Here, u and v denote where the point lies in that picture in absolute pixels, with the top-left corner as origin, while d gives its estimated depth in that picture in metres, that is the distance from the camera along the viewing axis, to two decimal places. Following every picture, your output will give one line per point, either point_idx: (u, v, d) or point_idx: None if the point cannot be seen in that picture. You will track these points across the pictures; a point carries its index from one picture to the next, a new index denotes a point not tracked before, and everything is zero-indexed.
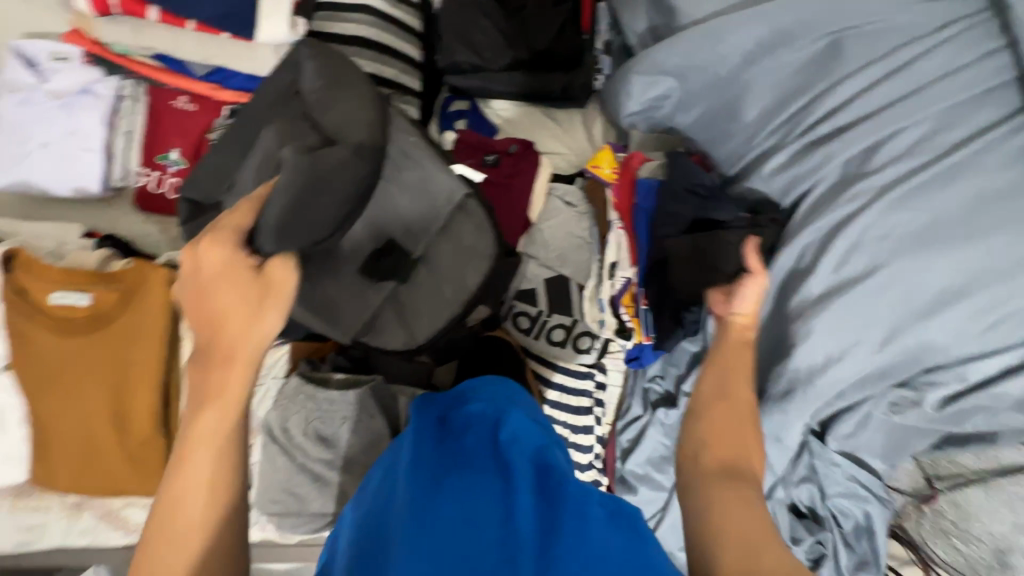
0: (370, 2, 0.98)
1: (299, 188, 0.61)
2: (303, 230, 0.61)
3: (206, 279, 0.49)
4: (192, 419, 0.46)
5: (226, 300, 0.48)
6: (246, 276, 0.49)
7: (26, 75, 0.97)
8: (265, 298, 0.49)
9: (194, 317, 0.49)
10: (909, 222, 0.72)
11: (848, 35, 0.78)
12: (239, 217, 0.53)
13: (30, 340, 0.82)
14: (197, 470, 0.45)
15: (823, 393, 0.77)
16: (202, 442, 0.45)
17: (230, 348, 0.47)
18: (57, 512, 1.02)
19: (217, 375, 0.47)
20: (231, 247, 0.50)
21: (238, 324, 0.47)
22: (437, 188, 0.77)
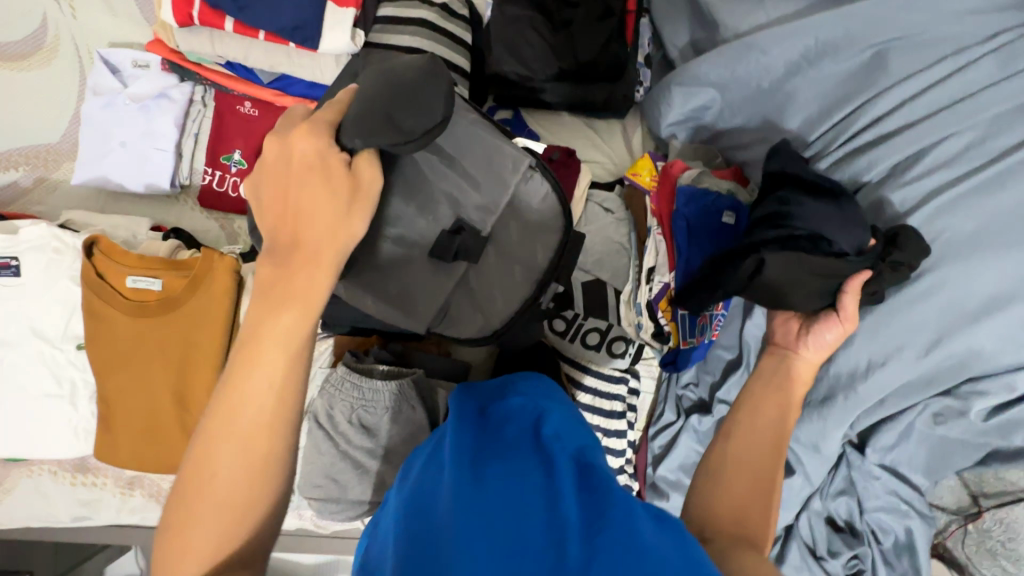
0: (424, 16, 1.03)
1: (380, 92, 0.52)
2: (391, 131, 0.51)
3: (294, 169, 0.48)
4: (266, 318, 0.47)
5: (313, 199, 0.47)
6: (334, 175, 0.48)
7: (110, 81, 1.06)
8: (351, 201, 0.49)
9: (275, 210, 0.48)
10: (957, 228, 0.72)
11: (893, 46, 0.79)
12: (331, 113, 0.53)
13: (104, 320, 0.89)
14: (268, 370, 0.46)
15: (866, 399, 0.78)
16: (275, 342, 0.46)
17: (311, 249, 0.47)
18: (111, 490, 1.07)
19: (300, 272, 0.46)
20: (324, 142, 0.49)
21: (323, 224, 0.47)
22: (500, 162, 0.78)
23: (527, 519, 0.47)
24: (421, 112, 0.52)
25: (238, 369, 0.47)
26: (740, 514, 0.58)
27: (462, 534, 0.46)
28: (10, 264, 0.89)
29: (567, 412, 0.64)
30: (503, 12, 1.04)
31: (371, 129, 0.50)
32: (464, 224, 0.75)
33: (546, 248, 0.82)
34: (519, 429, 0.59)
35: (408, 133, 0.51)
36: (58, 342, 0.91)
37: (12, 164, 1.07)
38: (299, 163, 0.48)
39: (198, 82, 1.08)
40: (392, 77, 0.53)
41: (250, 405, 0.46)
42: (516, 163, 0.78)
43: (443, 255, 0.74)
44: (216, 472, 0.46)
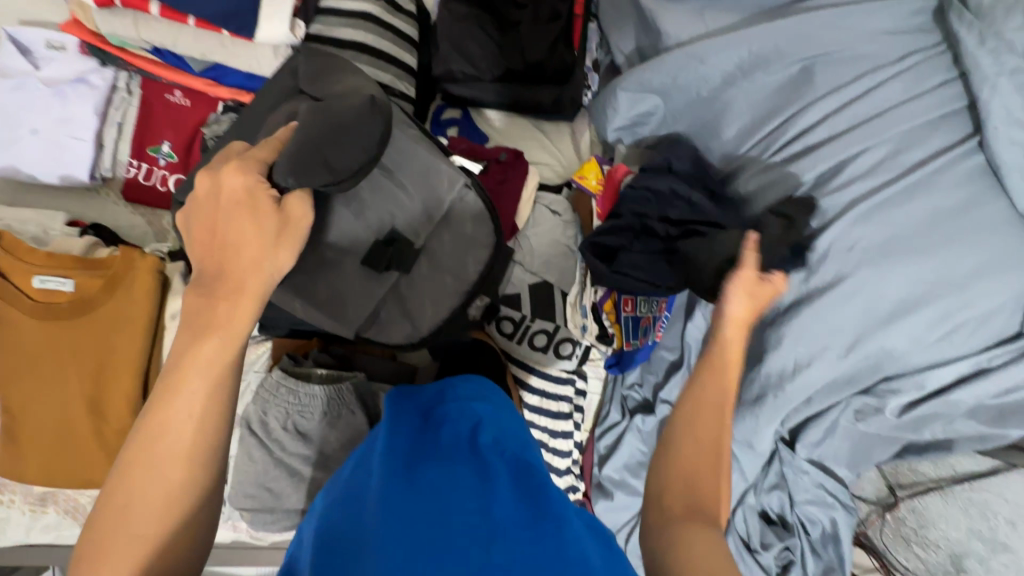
0: (369, 8, 1.01)
1: (315, 131, 0.58)
2: (322, 170, 0.55)
3: (224, 205, 0.48)
4: (189, 348, 0.45)
5: (241, 231, 0.47)
6: (264, 209, 0.49)
7: (19, 62, 0.97)
8: (282, 234, 0.49)
9: (204, 241, 0.48)
10: (874, 235, 0.76)
11: (820, 62, 0.83)
12: (265, 151, 0.53)
13: (6, 323, 0.81)
14: (189, 400, 0.45)
15: (794, 398, 0.81)
16: (198, 372, 0.45)
17: (239, 280, 0.46)
18: (19, 507, 0.99)
19: (225, 304, 0.46)
20: (253, 178, 0.49)
21: (250, 256, 0.47)
22: (437, 177, 0.78)
23: (452, 514, 0.49)
24: (350, 155, 0.59)
25: (158, 401, 0.45)
26: (694, 494, 0.57)
27: (384, 528, 0.48)
28: None
29: (502, 415, 0.68)
30: (451, 10, 1.03)
31: (303, 168, 0.53)
32: (397, 235, 0.76)
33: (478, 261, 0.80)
34: (454, 432, 0.62)
35: (337, 173, 0.57)
36: None
37: None
38: (227, 196, 0.48)
39: (121, 67, 1.00)
40: (330, 116, 0.61)
41: (167, 438, 0.44)
42: (452, 180, 0.78)
43: (375, 262, 0.74)
44: (131, 511, 0.43)
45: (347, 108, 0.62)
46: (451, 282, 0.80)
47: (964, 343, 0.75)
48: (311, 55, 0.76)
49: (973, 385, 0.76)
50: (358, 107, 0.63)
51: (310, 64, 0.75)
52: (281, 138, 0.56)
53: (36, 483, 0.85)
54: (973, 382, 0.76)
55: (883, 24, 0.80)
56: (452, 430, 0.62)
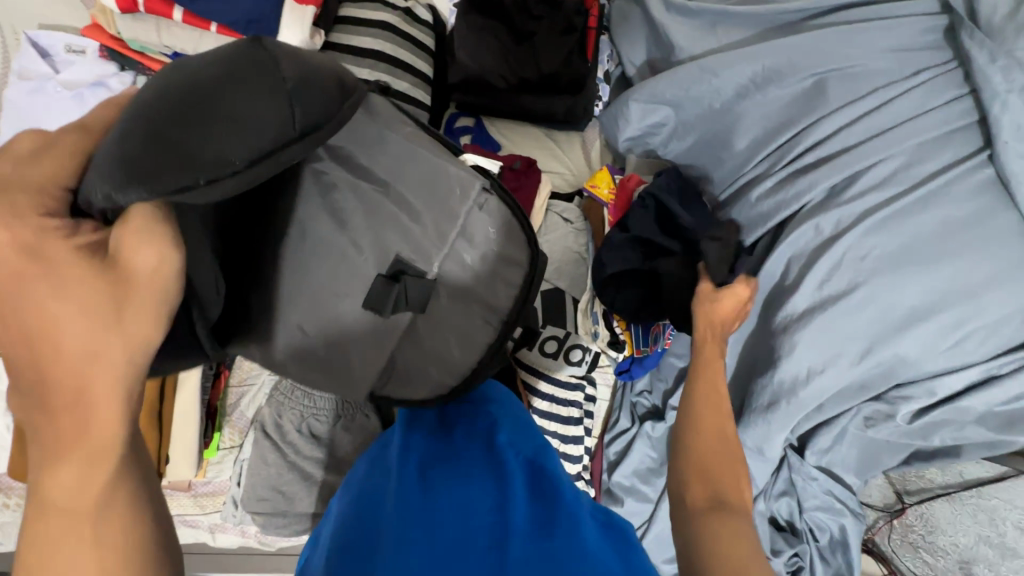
0: (385, 17, 1.03)
1: (183, 105, 0.43)
2: (183, 168, 0.41)
3: (3, 275, 0.34)
4: (43, 485, 0.34)
5: (48, 311, 0.34)
6: (82, 272, 0.35)
7: (39, 65, 0.98)
8: (118, 296, 0.36)
9: (1, 338, 0.34)
10: (886, 245, 0.78)
11: (832, 77, 0.85)
12: (47, 161, 0.40)
13: None
14: (74, 550, 0.33)
15: (805, 405, 0.82)
16: (72, 503, 0.34)
17: (74, 371, 0.34)
18: (25, 511, 0.98)
19: (70, 411, 0.34)
20: (41, 227, 0.35)
21: (78, 337, 0.34)
22: (446, 185, 0.68)
23: (471, 515, 0.49)
24: (231, 139, 0.43)
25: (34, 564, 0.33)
26: (714, 487, 0.60)
27: (398, 530, 0.48)
28: None
29: (514, 415, 0.69)
30: (467, 20, 1.05)
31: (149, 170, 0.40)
32: (404, 267, 0.68)
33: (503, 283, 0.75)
34: (472, 434, 0.63)
35: (210, 164, 0.42)
36: None
37: None
38: (5, 271, 0.34)
39: (140, 72, 1.01)
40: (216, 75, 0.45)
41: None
42: (465, 187, 0.69)
43: (379, 305, 0.67)
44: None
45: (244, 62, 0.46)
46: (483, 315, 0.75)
47: (976, 350, 0.77)
48: None
49: (984, 392, 0.78)
50: (220, 72, 0.45)
51: None
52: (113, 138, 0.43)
53: None
54: (983, 389, 0.78)
55: (892, 42, 0.83)
56: (469, 433, 0.64)
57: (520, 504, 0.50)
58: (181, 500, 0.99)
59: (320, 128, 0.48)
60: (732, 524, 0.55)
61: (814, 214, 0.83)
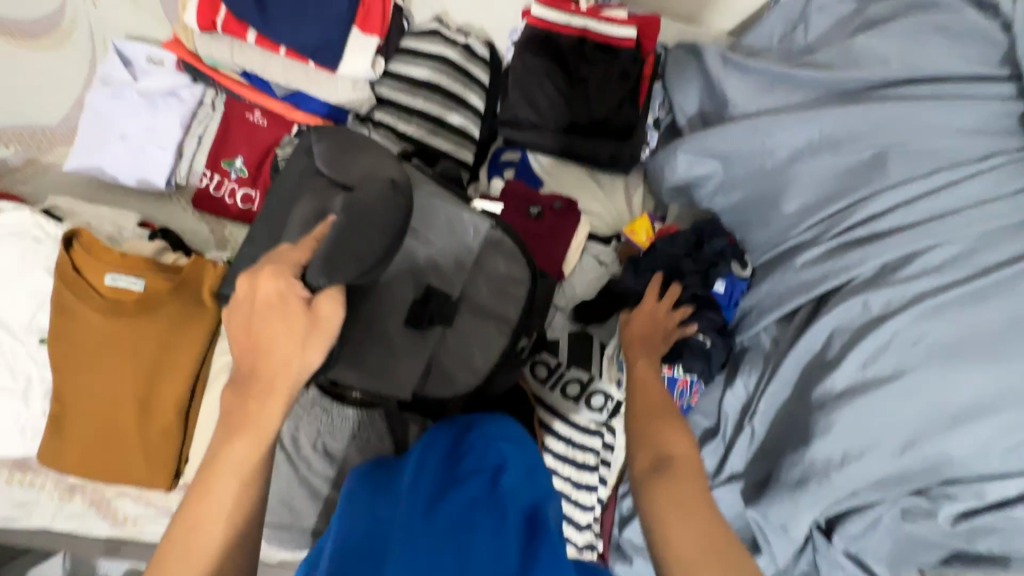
0: (444, 51, 1.06)
1: (342, 224, 0.58)
2: (350, 264, 0.54)
3: (256, 309, 0.47)
4: (222, 446, 0.47)
5: (271, 332, 0.47)
6: (294, 309, 0.47)
7: (121, 72, 1.04)
8: (309, 333, 0.48)
9: (238, 341, 0.48)
10: (943, 331, 0.74)
11: (894, 150, 0.82)
12: (298, 252, 0.50)
13: (75, 316, 0.85)
14: (221, 496, 0.46)
15: (838, 489, 0.77)
16: (229, 470, 0.46)
17: (272, 379, 0.47)
18: (50, 492, 1.02)
19: (256, 403, 0.47)
20: (286, 281, 0.47)
21: (281, 355, 0.47)
22: (462, 228, 0.81)
23: (468, 547, 0.50)
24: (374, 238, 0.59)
25: (196, 493, 0.46)
26: (664, 452, 0.65)
27: (405, 549, 0.49)
28: None
29: (524, 453, 0.68)
30: (524, 60, 1.07)
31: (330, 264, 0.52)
32: (434, 291, 0.77)
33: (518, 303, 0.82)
34: (479, 466, 0.63)
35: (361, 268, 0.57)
36: (20, 334, 0.86)
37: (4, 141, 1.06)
38: (257, 301, 0.47)
39: (211, 85, 1.07)
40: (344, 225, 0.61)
41: (199, 534, 0.45)
42: (477, 229, 0.81)
43: (418, 323, 0.76)
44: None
45: (358, 201, 0.62)
46: (498, 328, 0.82)
47: None
48: (332, 134, 0.77)
49: None
50: (378, 188, 0.64)
51: (332, 144, 0.76)
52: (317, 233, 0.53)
53: (74, 474, 0.87)
54: None
55: (963, 122, 0.80)
56: (477, 465, 0.63)
57: (516, 548, 0.51)
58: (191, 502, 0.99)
59: (405, 220, 0.63)
60: (675, 484, 0.60)
61: (860, 288, 0.80)
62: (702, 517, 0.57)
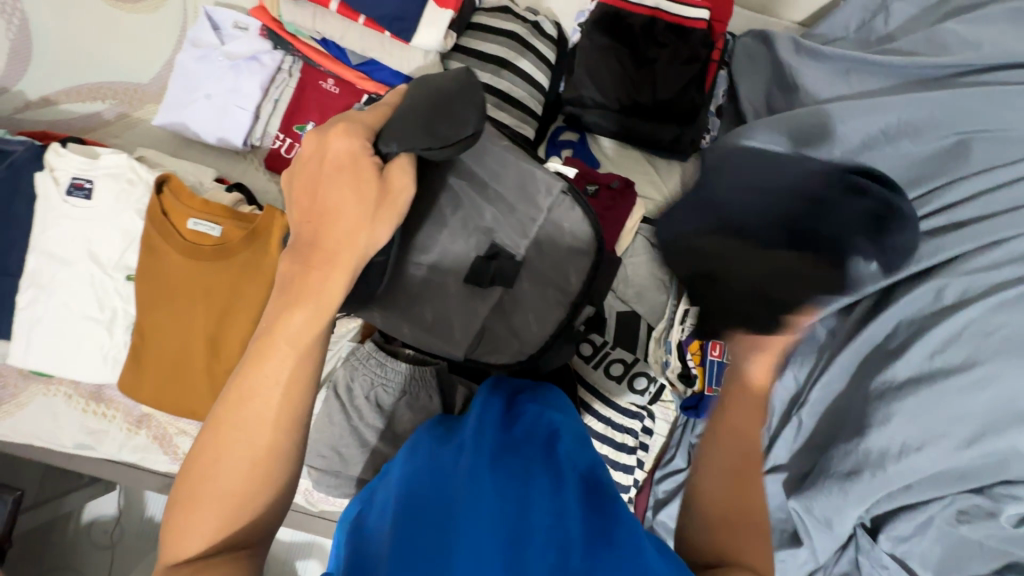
0: (514, 27, 1.08)
1: (418, 96, 0.51)
2: (425, 128, 0.49)
3: (327, 169, 0.46)
4: (280, 316, 0.45)
5: (340, 197, 0.46)
6: (366, 176, 0.47)
7: (210, 36, 1.11)
8: (380, 204, 0.47)
9: (303, 208, 0.47)
10: (1020, 323, 0.72)
11: (976, 137, 0.80)
12: (372, 118, 0.51)
13: (158, 255, 0.91)
14: (277, 366, 0.45)
15: (892, 482, 0.76)
16: (285, 342, 0.45)
17: (334, 248, 0.45)
18: (120, 424, 1.09)
19: (318, 273, 0.45)
20: (359, 142, 0.47)
21: (348, 226, 0.45)
22: (534, 186, 0.80)
23: (531, 511, 0.50)
24: (449, 105, 0.50)
25: (252, 360, 0.45)
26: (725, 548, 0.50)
27: (469, 508, 0.49)
28: (84, 186, 0.92)
29: (572, 422, 0.67)
30: (593, 39, 1.06)
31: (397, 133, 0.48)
32: (500, 250, 0.80)
33: (579, 271, 0.85)
34: (530, 433, 0.62)
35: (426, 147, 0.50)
36: (109, 269, 0.93)
37: (100, 96, 1.13)
38: (330, 163, 0.47)
39: (290, 52, 1.12)
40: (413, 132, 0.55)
41: (255, 403, 0.44)
42: (549, 186, 0.80)
43: (478, 279, 0.78)
44: (213, 467, 0.44)
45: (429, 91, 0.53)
46: (556, 296, 0.85)
47: None
48: None
49: None
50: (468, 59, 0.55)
51: None
52: (392, 104, 0.53)
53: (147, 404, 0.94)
54: None
55: None
56: (530, 431, 0.62)
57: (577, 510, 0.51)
58: None
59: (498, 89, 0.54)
60: None
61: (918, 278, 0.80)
62: None
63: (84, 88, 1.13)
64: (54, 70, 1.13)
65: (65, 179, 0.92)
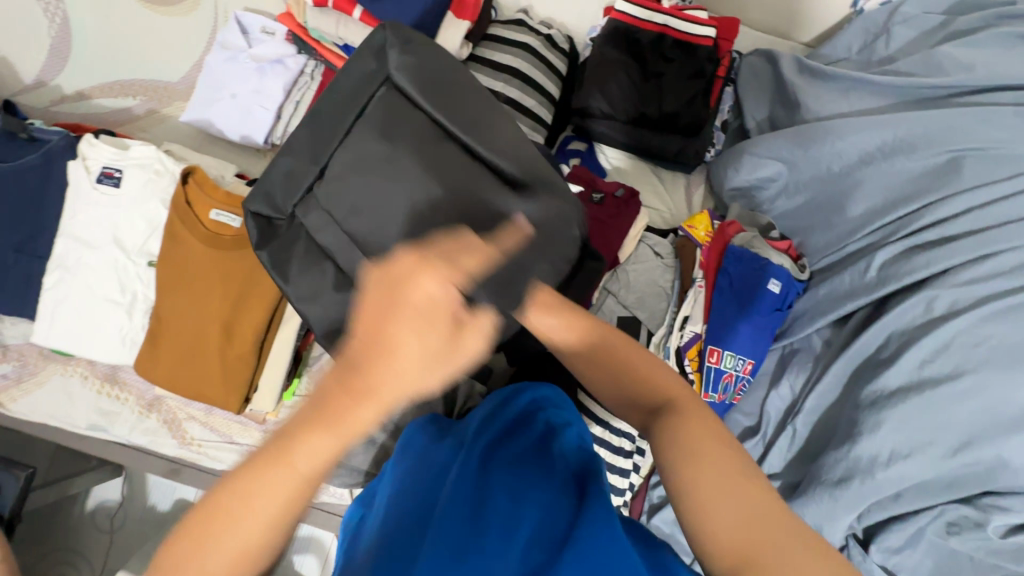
0: (528, 40, 1.13)
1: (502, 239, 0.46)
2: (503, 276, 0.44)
3: (398, 308, 0.35)
4: (302, 434, 0.37)
5: (404, 334, 0.34)
6: (441, 326, 0.35)
7: (238, 39, 1.17)
8: (447, 354, 0.36)
9: (360, 329, 0.36)
10: (1007, 336, 0.74)
11: (969, 156, 0.82)
12: (471, 259, 0.39)
13: (181, 244, 0.95)
14: (284, 476, 0.38)
15: (880, 489, 0.78)
16: (303, 457, 0.37)
17: (379, 394, 0.35)
18: (131, 407, 1.12)
19: (356, 400, 0.36)
20: (447, 289, 0.36)
21: (404, 367, 0.35)
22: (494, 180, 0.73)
23: (521, 510, 0.50)
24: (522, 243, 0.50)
25: (262, 464, 0.38)
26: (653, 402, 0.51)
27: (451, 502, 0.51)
28: (114, 175, 0.98)
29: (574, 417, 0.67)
30: (602, 53, 1.09)
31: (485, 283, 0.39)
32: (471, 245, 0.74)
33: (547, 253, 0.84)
34: (528, 432, 0.62)
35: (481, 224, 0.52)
36: (132, 254, 0.98)
37: (132, 93, 1.19)
38: (397, 295, 0.35)
39: (313, 57, 1.17)
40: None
41: (254, 503, 0.38)
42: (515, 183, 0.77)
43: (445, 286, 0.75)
44: (196, 558, 0.38)
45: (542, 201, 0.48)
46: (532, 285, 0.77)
47: None
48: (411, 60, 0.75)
49: None
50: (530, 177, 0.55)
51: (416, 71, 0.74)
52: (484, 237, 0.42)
53: (161, 386, 0.97)
54: None
55: None
56: (527, 427, 0.63)
57: (568, 508, 0.50)
58: (254, 430, 1.06)
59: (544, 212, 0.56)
60: (699, 430, 0.47)
61: (910, 291, 0.83)
62: (728, 466, 0.45)
63: (117, 85, 1.19)
64: (90, 67, 1.20)
65: (96, 168, 0.98)
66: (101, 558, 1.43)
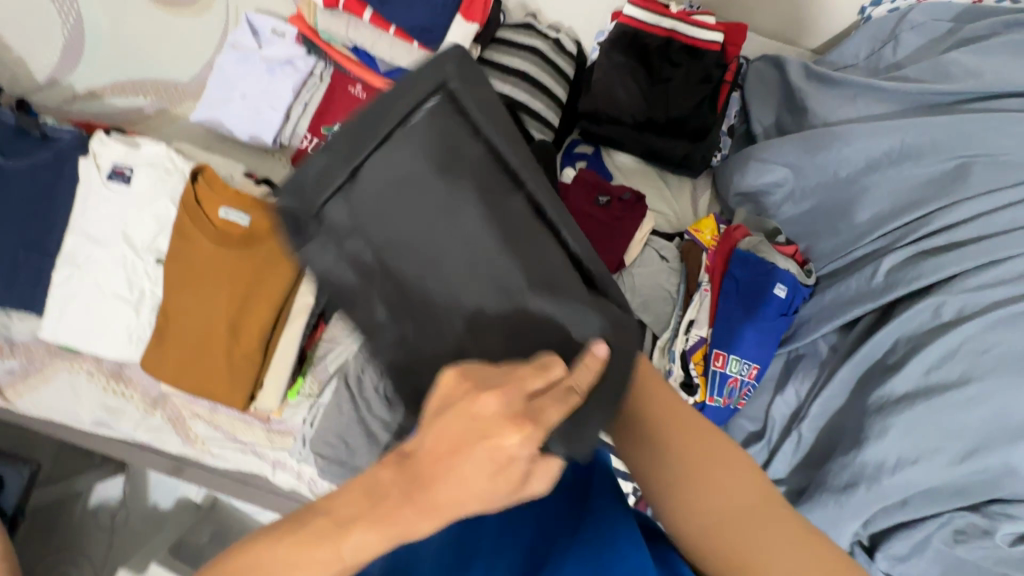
0: (536, 44, 1.14)
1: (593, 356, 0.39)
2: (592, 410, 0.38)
3: (469, 449, 0.32)
4: (340, 530, 0.33)
5: (472, 468, 0.32)
6: (513, 469, 0.32)
7: (249, 40, 1.18)
8: (512, 485, 0.33)
9: (426, 444, 0.33)
10: (1015, 342, 0.74)
11: (977, 162, 0.82)
12: (551, 409, 0.34)
13: (188, 241, 0.96)
14: (312, 573, 0.33)
15: (887, 495, 0.77)
16: (337, 556, 0.33)
17: (442, 513, 0.32)
18: (135, 404, 1.12)
19: (410, 512, 0.32)
20: (530, 447, 0.32)
21: (466, 490, 0.32)
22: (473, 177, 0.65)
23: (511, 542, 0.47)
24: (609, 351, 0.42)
25: (284, 555, 0.33)
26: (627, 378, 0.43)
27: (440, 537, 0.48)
28: (124, 172, 0.99)
29: None
30: (610, 57, 1.10)
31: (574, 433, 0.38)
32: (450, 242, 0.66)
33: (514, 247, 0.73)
34: None
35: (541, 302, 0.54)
36: (141, 251, 0.99)
37: (143, 92, 1.20)
38: (479, 428, 0.32)
39: (322, 58, 1.18)
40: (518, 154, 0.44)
41: None
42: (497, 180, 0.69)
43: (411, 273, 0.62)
44: None
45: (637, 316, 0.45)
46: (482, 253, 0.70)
47: None
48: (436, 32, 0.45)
49: None
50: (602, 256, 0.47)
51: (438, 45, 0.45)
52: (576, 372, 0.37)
53: (165, 382, 0.97)
54: None
55: None
56: None
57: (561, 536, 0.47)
58: (257, 429, 1.06)
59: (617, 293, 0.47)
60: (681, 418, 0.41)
61: (916, 296, 0.83)
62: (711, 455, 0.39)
63: (129, 84, 1.20)
64: (102, 66, 1.21)
65: (107, 165, 0.99)
66: (102, 556, 1.43)
